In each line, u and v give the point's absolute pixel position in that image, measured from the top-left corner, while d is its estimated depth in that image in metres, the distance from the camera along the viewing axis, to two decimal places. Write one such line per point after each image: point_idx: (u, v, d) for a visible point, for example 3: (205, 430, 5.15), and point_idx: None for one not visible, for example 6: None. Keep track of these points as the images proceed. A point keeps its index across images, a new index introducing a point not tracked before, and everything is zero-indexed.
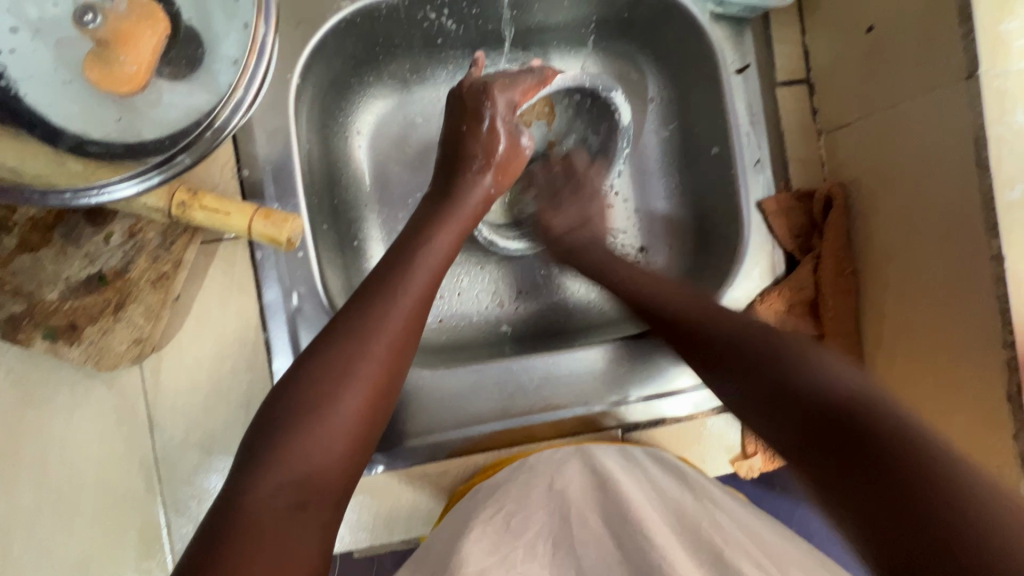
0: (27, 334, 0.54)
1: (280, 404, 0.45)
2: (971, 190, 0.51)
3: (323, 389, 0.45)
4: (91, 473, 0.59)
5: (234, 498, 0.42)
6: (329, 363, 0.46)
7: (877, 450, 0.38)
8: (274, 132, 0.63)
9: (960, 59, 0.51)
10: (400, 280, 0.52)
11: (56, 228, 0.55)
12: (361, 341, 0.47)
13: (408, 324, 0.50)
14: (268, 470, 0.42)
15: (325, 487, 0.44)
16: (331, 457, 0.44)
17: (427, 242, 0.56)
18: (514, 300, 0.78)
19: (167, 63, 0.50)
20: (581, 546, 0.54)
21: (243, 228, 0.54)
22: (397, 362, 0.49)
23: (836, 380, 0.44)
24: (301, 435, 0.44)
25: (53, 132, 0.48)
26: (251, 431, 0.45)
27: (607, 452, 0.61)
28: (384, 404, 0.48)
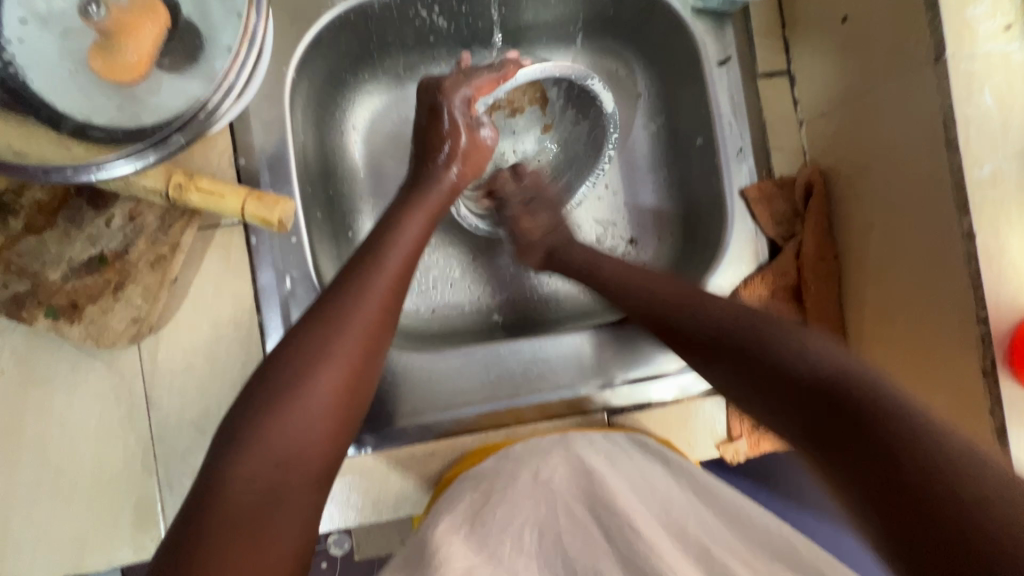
0: (30, 313, 0.57)
1: (259, 387, 0.46)
2: (942, 169, 0.52)
3: (298, 375, 0.46)
4: (90, 450, 0.61)
5: (221, 479, 0.43)
6: (302, 346, 0.47)
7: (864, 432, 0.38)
8: (269, 122, 0.65)
9: (927, 42, 0.52)
10: (372, 266, 0.53)
11: (61, 212, 0.57)
12: (335, 324, 0.48)
13: (381, 312, 0.51)
14: (246, 454, 0.44)
15: (301, 470, 0.45)
16: (308, 439, 0.45)
17: (399, 232, 0.57)
18: (525, 288, 0.80)
19: (166, 54, 0.53)
20: (568, 537, 0.57)
21: (236, 210, 0.56)
22: (373, 348, 0.50)
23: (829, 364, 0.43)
24: (280, 416, 0.45)
25: (56, 117, 0.50)
26: (233, 413, 0.46)
27: (582, 442, 0.60)
28: (363, 387, 0.49)
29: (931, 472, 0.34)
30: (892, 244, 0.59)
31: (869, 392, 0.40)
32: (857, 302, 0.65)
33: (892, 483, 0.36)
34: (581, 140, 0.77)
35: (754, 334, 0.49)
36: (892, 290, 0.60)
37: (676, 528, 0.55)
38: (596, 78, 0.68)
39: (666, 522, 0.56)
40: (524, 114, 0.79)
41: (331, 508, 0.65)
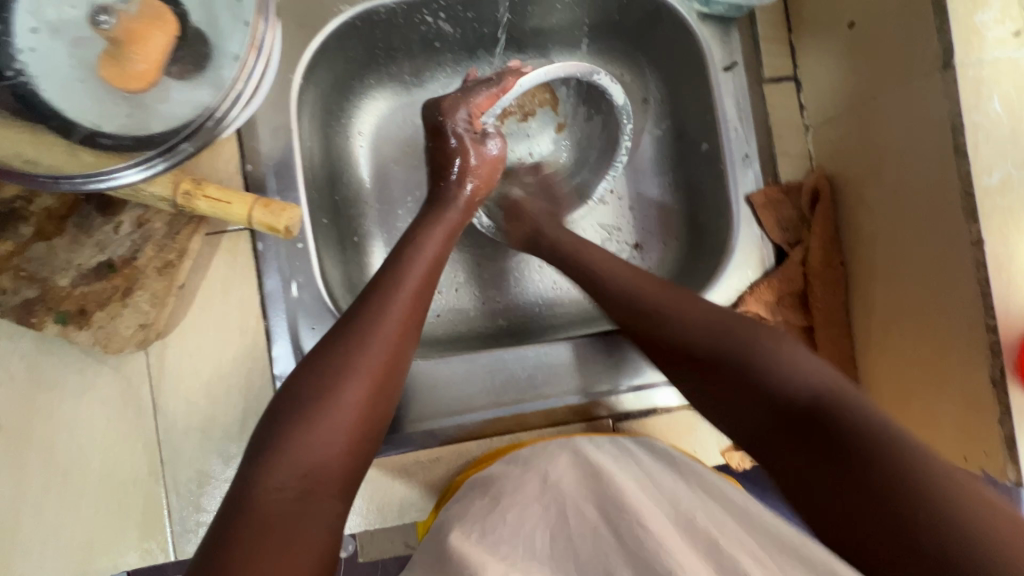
0: (40, 318, 0.57)
1: (286, 398, 0.47)
2: (950, 176, 0.52)
3: (325, 385, 0.47)
4: (97, 454, 0.62)
5: (250, 489, 0.43)
6: (331, 356, 0.48)
7: (866, 465, 0.42)
8: (275, 129, 0.66)
9: (935, 49, 0.52)
10: (396, 279, 0.54)
11: (70, 218, 0.58)
12: (361, 334, 0.49)
13: (404, 323, 0.51)
14: (276, 464, 0.44)
15: (329, 480, 0.45)
16: (335, 449, 0.46)
17: (421, 246, 0.58)
18: (490, 295, 0.79)
19: (175, 61, 0.53)
20: (577, 536, 0.53)
21: (243, 216, 0.57)
22: (398, 357, 0.50)
23: (809, 381, 0.48)
24: (308, 426, 0.45)
25: (66, 125, 0.51)
26: (261, 425, 0.47)
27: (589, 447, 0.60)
28: (387, 396, 0.50)
29: (934, 513, 0.38)
30: (898, 254, 0.59)
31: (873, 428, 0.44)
32: (865, 311, 0.64)
33: (890, 511, 0.40)
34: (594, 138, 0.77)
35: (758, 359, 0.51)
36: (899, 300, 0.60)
37: (684, 520, 0.51)
38: (601, 72, 0.64)
39: (674, 516, 0.52)
40: (536, 118, 0.79)
41: None
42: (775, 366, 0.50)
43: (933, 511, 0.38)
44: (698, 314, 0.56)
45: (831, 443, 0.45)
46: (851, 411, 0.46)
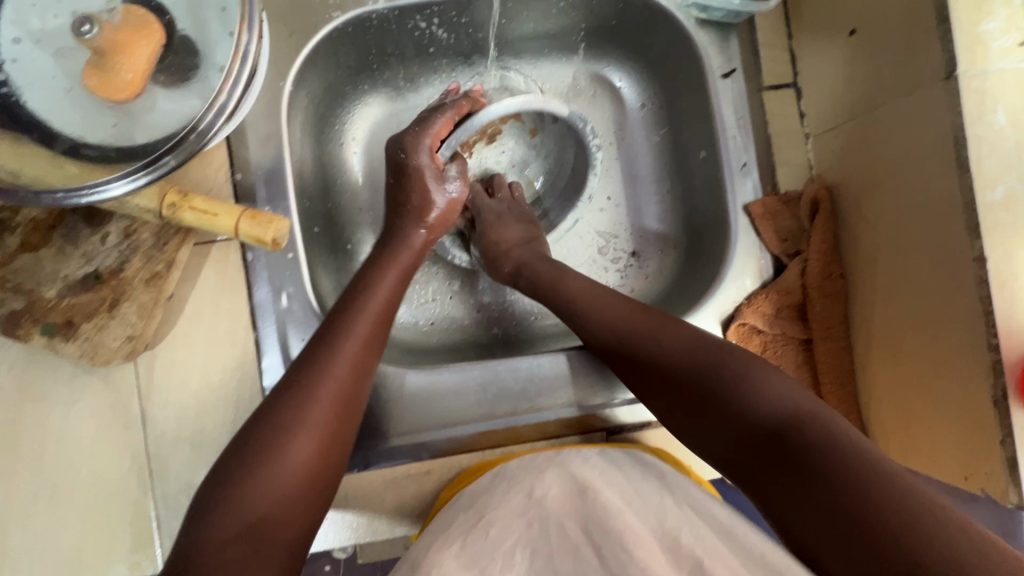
0: (26, 330, 0.56)
1: (234, 451, 0.46)
2: (952, 191, 0.50)
3: (273, 436, 0.46)
4: (84, 466, 0.61)
5: (196, 546, 0.41)
6: (275, 413, 0.47)
7: (831, 488, 0.39)
8: (266, 137, 0.65)
9: (938, 59, 0.50)
10: (341, 331, 0.53)
11: (57, 229, 0.57)
12: (306, 388, 0.49)
13: (353, 372, 0.51)
14: (221, 520, 0.42)
15: (278, 534, 0.44)
16: (285, 500, 0.44)
17: (373, 290, 0.57)
18: (481, 304, 0.78)
19: (161, 71, 0.52)
20: (558, 555, 0.51)
21: (230, 228, 0.56)
22: (345, 408, 0.50)
23: (777, 402, 0.46)
24: (254, 480, 0.44)
25: (50, 136, 0.50)
26: (206, 481, 0.45)
27: (575, 461, 0.59)
28: (338, 444, 0.49)
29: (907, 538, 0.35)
30: (898, 272, 0.57)
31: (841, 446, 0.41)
32: (865, 326, 0.63)
33: (862, 535, 0.37)
34: (569, 138, 0.75)
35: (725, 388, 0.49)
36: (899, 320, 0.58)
37: (671, 541, 0.48)
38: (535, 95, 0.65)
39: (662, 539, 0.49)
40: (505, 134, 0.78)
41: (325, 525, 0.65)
42: (746, 392, 0.47)
43: (908, 533, 0.35)
44: (670, 343, 0.54)
45: (801, 464, 0.42)
46: (822, 430, 0.43)
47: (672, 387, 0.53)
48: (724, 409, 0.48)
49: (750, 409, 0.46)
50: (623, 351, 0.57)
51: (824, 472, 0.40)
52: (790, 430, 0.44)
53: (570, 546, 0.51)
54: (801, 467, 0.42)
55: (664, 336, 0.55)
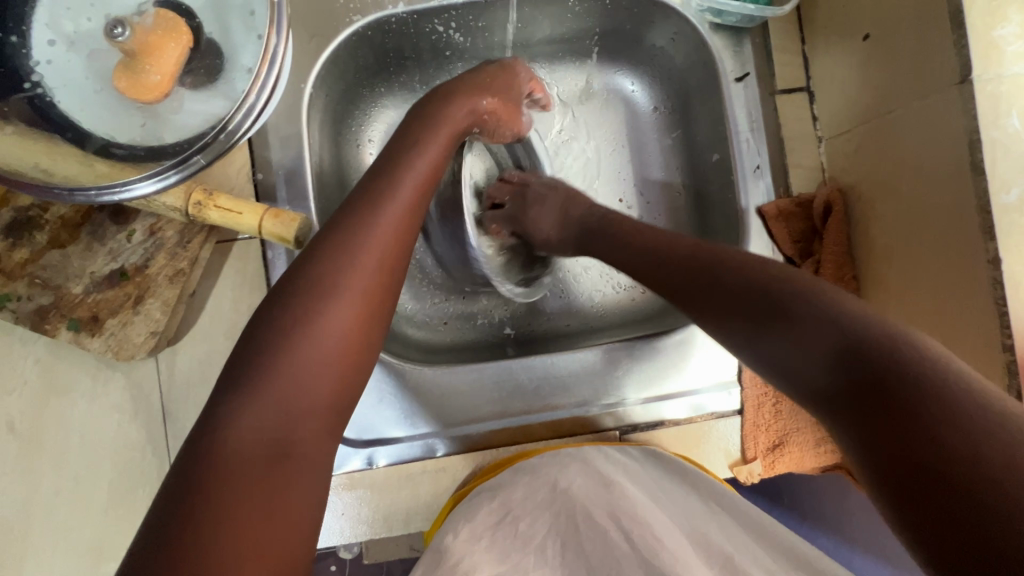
0: (53, 325, 0.58)
1: (255, 339, 0.43)
2: (967, 194, 0.51)
3: (299, 323, 0.43)
4: (106, 459, 0.62)
5: (220, 437, 0.39)
6: (306, 300, 0.44)
7: (910, 407, 0.35)
8: (286, 138, 0.66)
9: (953, 64, 0.51)
10: (374, 215, 0.48)
11: (83, 227, 0.59)
12: (339, 275, 0.45)
13: (383, 266, 0.47)
14: (249, 410, 0.40)
15: (306, 432, 0.42)
16: (316, 395, 0.42)
17: (399, 177, 0.52)
18: (533, 302, 0.79)
19: (189, 72, 0.53)
20: (588, 544, 0.58)
21: (254, 227, 0.57)
22: (376, 302, 0.46)
23: (850, 315, 0.41)
24: (282, 371, 0.41)
25: (81, 135, 0.51)
26: (228, 368, 0.42)
27: (595, 459, 0.60)
28: (368, 341, 0.46)
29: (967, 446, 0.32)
30: (913, 257, 0.58)
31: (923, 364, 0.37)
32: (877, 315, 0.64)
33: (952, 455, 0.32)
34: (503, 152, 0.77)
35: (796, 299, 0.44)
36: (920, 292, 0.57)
37: (698, 537, 0.54)
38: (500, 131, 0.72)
39: (691, 533, 0.55)
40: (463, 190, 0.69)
41: (341, 521, 0.65)
42: (819, 301, 0.43)
43: (982, 460, 0.32)
44: (730, 260, 0.51)
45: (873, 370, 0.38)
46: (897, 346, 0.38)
47: (729, 302, 0.48)
48: (791, 318, 0.44)
49: (821, 320, 0.42)
50: (674, 270, 0.54)
51: (902, 388, 0.36)
52: (864, 343, 0.39)
53: (598, 536, 0.57)
54: (869, 378, 0.38)
55: (722, 257, 0.52)
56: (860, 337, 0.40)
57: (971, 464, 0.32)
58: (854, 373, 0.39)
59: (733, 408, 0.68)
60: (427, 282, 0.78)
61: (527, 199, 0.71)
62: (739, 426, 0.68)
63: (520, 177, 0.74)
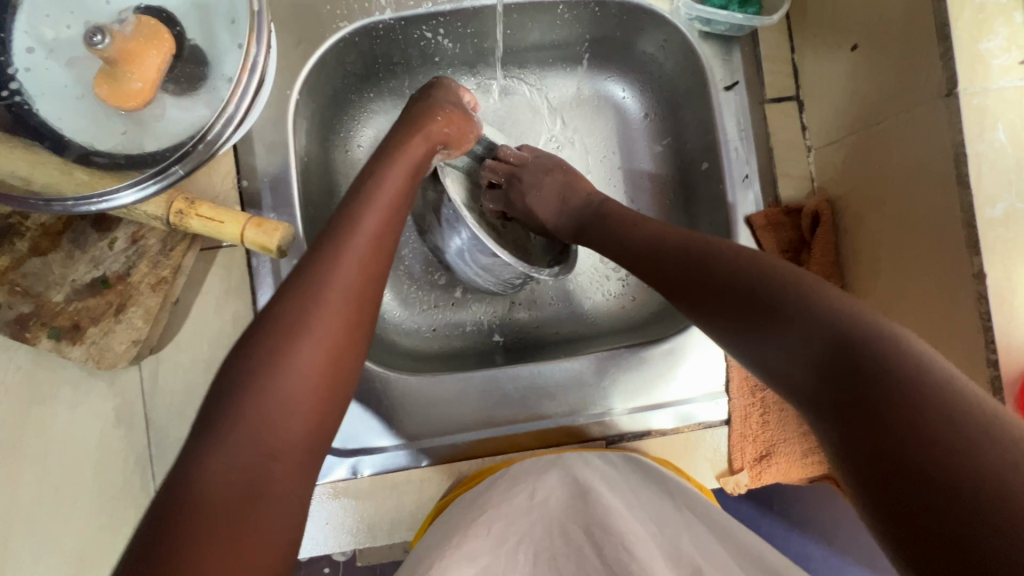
0: (34, 334, 0.57)
1: (226, 380, 0.43)
2: (952, 207, 0.51)
3: (270, 363, 0.43)
4: (88, 467, 0.62)
5: (190, 477, 0.38)
6: (277, 328, 0.44)
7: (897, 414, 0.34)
8: (272, 145, 0.66)
9: (939, 77, 0.51)
10: (344, 240, 0.49)
11: (65, 234, 0.58)
12: (309, 300, 0.45)
13: (353, 289, 0.47)
14: (219, 451, 0.40)
15: (281, 458, 0.41)
16: (288, 434, 0.42)
17: (368, 202, 0.53)
18: (529, 309, 0.79)
19: (170, 80, 0.53)
20: (562, 557, 0.61)
21: (236, 235, 0.57)
22: (351, 324, 0.47)
23: (835, 304, 0.42)
24: (254, 411, 0.41)
25: (61, 143, 0.51)
26: (200, 410, 0.42)
27: (581, 467, 0.59)
28: (342, 381, 0.46)
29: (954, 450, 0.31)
30: (901, 262, 0.57)
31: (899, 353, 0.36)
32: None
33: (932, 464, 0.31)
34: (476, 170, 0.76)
35: (782, 291, 0.45)
36: (907, 304, 0.57)
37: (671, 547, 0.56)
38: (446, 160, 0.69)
39: (661, 541, 0.57)
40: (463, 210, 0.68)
41: (325, 531, 0.65)
42: (811, 304, 0.43)
43: (961, 444, 0.31)
44: (724, 250, 0.52)
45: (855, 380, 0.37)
46: (874, 338, 0.38)
47: (722, 291, 0.49)
48: (778, 307, 0.44)
49: (805, 326, 0.42)
50: (670, 261, 0.55)
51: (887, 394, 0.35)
52: (850, 338, 0.39)
53: (571, 548, 0.61)
54: (848, 376, 0.38)
55: (716, 247, 0.53)
56: (842, 327, 0.40)
57: (949, 450, 0.31)
58: (835, 368, 0.39)
59: (720, 418, 0.68)
60: (415, 289, 0.78)
61: (524, 183, 0.71)
62: (726, 436, 0.68)
63: (517, 157, 0.73)
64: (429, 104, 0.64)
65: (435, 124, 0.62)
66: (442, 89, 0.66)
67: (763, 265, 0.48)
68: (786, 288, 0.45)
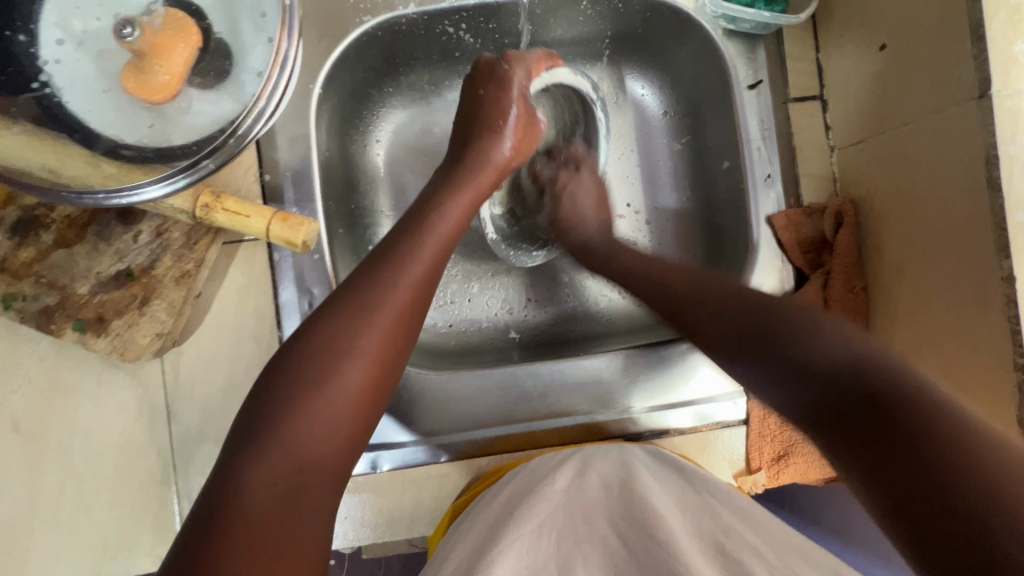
0: (59, 325, 0.57)
1: (268, 388, 0.44)
2: (982, 210, 0.50)
3: (314, 374, 0.44)
4: (111, 458, 0.62)
5: (235, 486, 0.40)
6: (331, 336, 0.45)
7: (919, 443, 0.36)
8: (294, 139, 0.66)
9: (972, 78, 0.50)
10: (402, 257, 0.50)
11: (90, 227, 0.58)
12: (364, 313, 0.46)
13: (408, 305, 0.48)
14: (261, 460, 0.41)
15: (323, 469, 0.43)
16: (329, 443, 0.43)
17: (428, 223, 0.54)
18: (533, 308, 0.79)
19: (198, 73, 0.53)
20: (587, 545, 0.56)
21: (261, 230, 0.57)
22: (400, 342, 0.48)
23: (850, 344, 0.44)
24: (300, 422, 0.43)
25: (89, 136, 0.51)
26: (243, 413, 0.44)
27: (596, 461, 0.61)
28: (382, 389, 0.47)
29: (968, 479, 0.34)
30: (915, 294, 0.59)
31: (916, 394, 0.39)
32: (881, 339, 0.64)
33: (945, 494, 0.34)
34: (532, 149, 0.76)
35: (786, 338, 0.48)
36: (928, 312, 0.57)
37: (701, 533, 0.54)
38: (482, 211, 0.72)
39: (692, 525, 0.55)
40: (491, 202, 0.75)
41: (344, 525, 0.65)
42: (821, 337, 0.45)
43: (981, 489, 0.33)
44: (728, 290, 0.56)
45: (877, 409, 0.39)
46: (890, 374, 0.40)
47: (733, 333, 0.52)
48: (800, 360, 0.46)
49: (828, 351, 0.44)
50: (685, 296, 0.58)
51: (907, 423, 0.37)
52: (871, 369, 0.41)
53: (595, 546, 0.56)
54: (871, 424, 0.39)
55: (718, 287, 0.57)
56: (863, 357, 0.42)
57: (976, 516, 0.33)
58: (842, 408, 0.41)
59: (738, 418, 0.68)
60: None
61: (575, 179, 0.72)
62: (744, 435, 0.68)
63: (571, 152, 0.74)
64: (481, 119, 0.65)
65: (502, 148, 0.64)
66: (506, 87, 0.64)
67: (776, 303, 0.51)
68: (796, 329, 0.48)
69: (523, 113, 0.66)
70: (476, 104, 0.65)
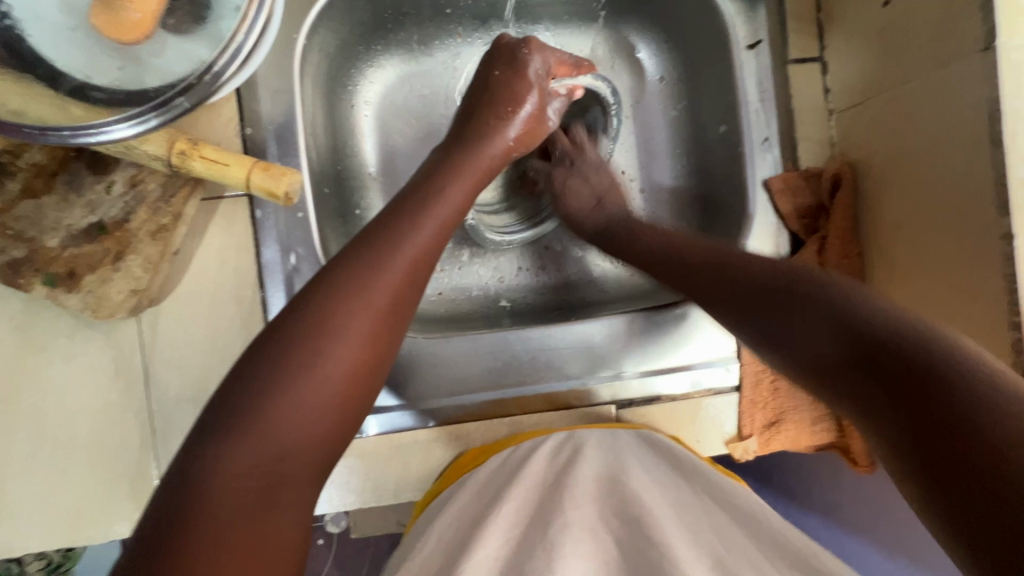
0: (27, 279, 0.55)
1: (251, 367, 0.41)
2: (983, 165, 0.50)
3: (302, 358, 0.41)
4: (87, 420, 0.60)
5: (206, 481, 0.38)
6: (320, 312, 0.43)
7: (967, 409, 0.31)
8: (277, 92, 0.63)
9: (977, 29, 0.49)
10: (397, 233, 0.48)
11: (59, 176, 0.55)
12: (357, 290, 0.44)
13: (402, 283, 0.46)
14: (240, 446, 0.39)
15: (308, 457, 0.41)
16: (315, 432, 0.42)
17: (428, 203, 0.52)
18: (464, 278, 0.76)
19: (171, 13, 0.50)
20: (575, 531, 0.49)
21: (241, 179, 0.54)
22: (394, 322, 0.46)
23: (886, 320, 0.38)
24: (283, 406, 0.40)
25: (53, 75, 0.48)
26: (220, 393, 0.41)
27: (580, 450, 0.59)
28: (373, 376, 0.45)
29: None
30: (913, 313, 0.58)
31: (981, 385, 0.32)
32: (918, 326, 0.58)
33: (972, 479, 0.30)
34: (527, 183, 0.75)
35: (828, 305, 0.42)
36: (922, 283, 0.57)
37: (690, 525, 0.50)
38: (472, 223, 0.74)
39: (686, 522, 0.50)
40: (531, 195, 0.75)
41: (330, 490, 0.64)
42: (863, 309, 0.40)
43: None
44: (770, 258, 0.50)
45: (914, 385, 0.34)
46: (939, 355, 0.34)
47: (760, 292, 0.47)
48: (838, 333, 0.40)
49: (866, 319, 0.39)
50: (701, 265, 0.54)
51: (949, 395, 0.32)
52: (910, 339, 0.36)
53: (585, 534, 0.50)
54: (915, 401, 0.34)
55: (748, 264, 0.50)
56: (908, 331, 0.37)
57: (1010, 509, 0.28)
58: (884, 396, 0.36)
59: (732, 384, 0.67)
60: None
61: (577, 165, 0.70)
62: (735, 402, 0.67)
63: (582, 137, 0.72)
64: (492, 103, 0.63)
65: (503, 139, 0.62)
66: (507, 70, 0.64)
67: (808, 274, 0.46)
68: (842, 302, 0.41)
69: (535, 107, 0.64)
70: (490, 84, 0.64)
